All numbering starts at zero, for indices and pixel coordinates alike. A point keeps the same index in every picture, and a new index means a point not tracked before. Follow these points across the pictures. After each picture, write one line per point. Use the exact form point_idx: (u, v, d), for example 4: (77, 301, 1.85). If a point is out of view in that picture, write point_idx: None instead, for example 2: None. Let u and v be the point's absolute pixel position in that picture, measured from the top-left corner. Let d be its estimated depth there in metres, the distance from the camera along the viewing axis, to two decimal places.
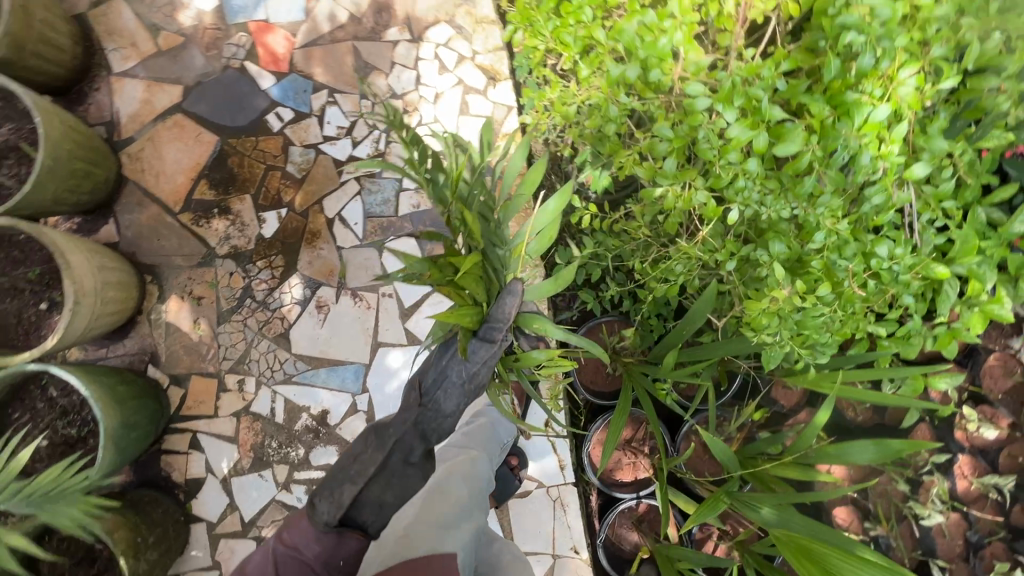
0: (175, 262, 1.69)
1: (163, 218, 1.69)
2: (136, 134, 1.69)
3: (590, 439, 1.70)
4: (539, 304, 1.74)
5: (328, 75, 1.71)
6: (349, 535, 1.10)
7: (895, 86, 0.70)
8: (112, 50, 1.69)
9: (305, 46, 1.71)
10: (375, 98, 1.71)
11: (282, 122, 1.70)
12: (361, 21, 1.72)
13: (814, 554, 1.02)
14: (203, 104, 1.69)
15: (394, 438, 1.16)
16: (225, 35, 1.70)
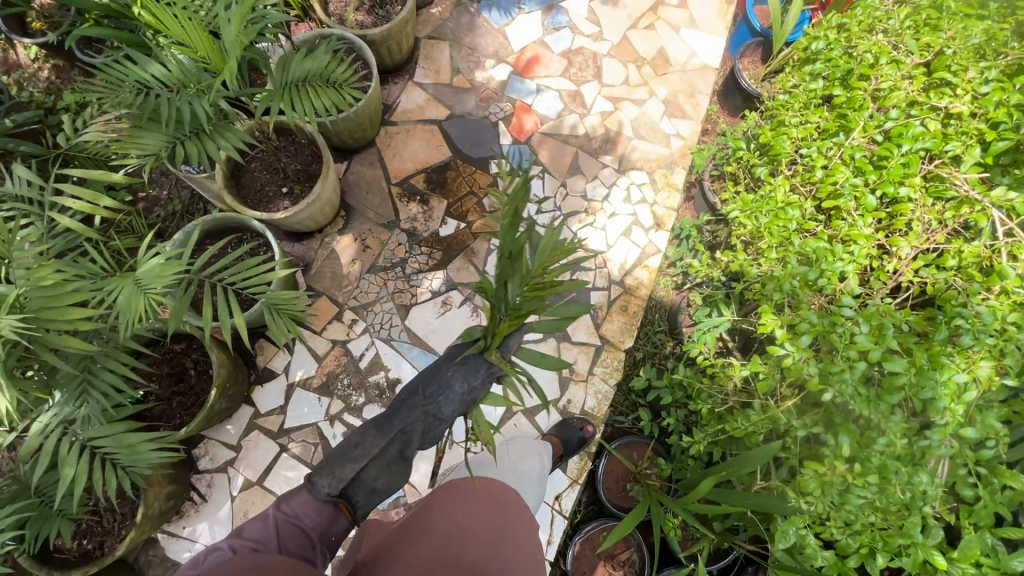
0: (367, 214, 2.11)
1: (380, 182, 2.15)
2: (400, 122, 2.22)
3: (586, 530, 1.84)
4: (603, 401, 2.02)
5: (547, 160, 2.23)
6: (340, 510, 1.13)
7: (975, 367, 1.00)
8: (421, 67, 2.30)
9: (544, 134, 2.26)
10: (569, 190, 2.20)
11: (499, 170, 2.20)
12: (589, 141, 2.27)
13: None
14: (456, 130, 2.24)
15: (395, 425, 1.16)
16: (498, 99, 2.29)
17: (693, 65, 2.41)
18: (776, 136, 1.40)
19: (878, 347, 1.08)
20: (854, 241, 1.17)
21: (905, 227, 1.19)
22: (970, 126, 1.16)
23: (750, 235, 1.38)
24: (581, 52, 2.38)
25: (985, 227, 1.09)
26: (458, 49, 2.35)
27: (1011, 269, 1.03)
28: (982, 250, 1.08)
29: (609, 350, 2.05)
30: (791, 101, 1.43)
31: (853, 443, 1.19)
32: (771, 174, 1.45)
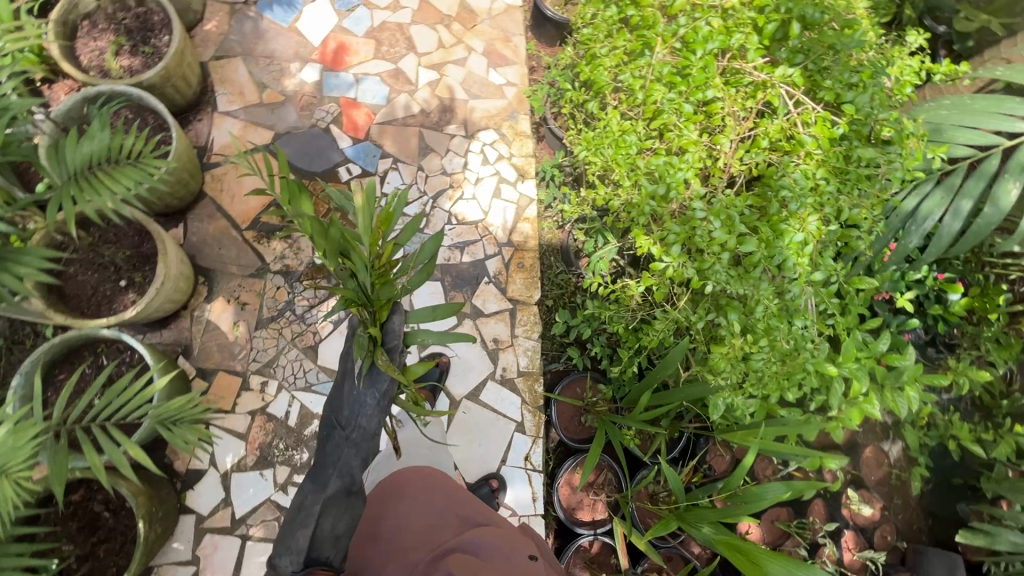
0: (229, 270, 1.94)
1: (230, 232, 1.97)
2: (223, 160, 2.01)
3: (567, 466, 1.98)
4: (534, 355, 2.11)
5: (394, 148, 2.16)
6: (317, 572, 1.06)
7: (806, 223, 1.19)
8: (221, 93, 2.07)
9: (381, 124, 2.17)
10: (428, 171, 2.15)
11: (350, 175, 2.09)
12: (429, 116, 2.21)
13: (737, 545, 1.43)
14: (287, 149, 2.07)
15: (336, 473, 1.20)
16: (319, 102, 2.14)
17: (497, 8, 2.40)
18: (594, 69, 1.46)
19: (732, 233, 1.23)
20: (687, 148, 1.28)
21: (721, 124, 1.31)
22: (744, 15, 1.29)
23: (601, 169, 1.47)
24: (384, 26, 2.27)
25: (779, 103, 1.25)
26: (253, 61, 2.13)
27: (807, 135, 1.21)
28: (785, 123, 1.24)
29: (522, 307, 2.13)
30: (595, 30, 1.49)
31: (740, 317, 1.37)
32: (601, 105, 1.53)
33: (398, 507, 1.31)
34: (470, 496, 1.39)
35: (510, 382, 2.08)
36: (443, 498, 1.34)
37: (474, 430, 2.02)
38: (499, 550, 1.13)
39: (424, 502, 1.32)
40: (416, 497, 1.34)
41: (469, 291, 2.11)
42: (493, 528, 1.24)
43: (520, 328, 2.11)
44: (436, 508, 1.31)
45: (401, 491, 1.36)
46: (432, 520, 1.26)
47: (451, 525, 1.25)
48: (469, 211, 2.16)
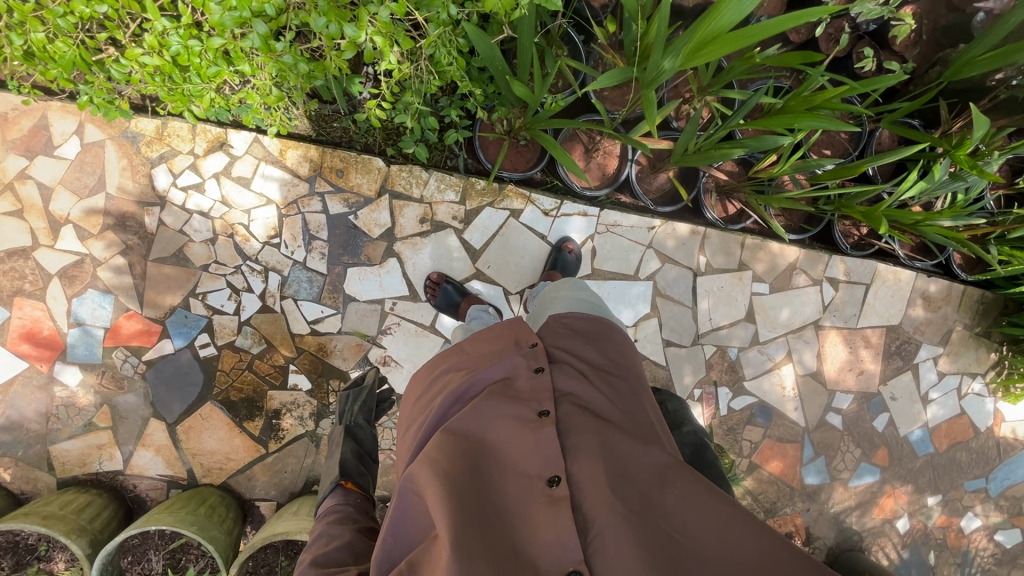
0: (311, 462, 1.96)
1: (269, 462, 1.94)
2: (186, 466, 1.90)
3: (564, 170, 1.89)
4: (446, 178, 1.91)
5: (177, 291, 1.82)
6: (346, 486, 1.26)
7: None
8: (100, 464, 1.86)
9: (142, 302, 1.80)
10: (210, 259, 1.81)
11: (212, 343, 1.86)
12: (133, 244, 1.77)
13: (701, 44, 1.30)
14: (175, 403, 1.87)
15: (350, 441, 1.43)
16: (110, 368, 1.82)
17: None
18: (65, 48, 0.97)
19: None
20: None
21: None
22: None
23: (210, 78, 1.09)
24: None
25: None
26: (55, 432, 1.82)
27: None
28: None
29: (391, 182, 1.87)
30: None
31: None
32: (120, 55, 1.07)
33: (425, 381, 1.21)
34: (499, 329, 1.24)
35: (470, 212, 1.94)
36: (467, 350, 1.21)
37: (510, 256, 1.99)
38: (512, 427, 1.00)
39: (450, 366, 1.19)
40: (441, 364, 1.22)
41: (365, 236, 1.89)
42: (509, 380, 1.10)
43: (415, 190, 1.89)
44: (455, 372, 1.17)
45: (435, 360, 1.27)
46: (446, 382, 1.15)
47: (458, 378, 1.12)
48: (267, 220, 1.82)
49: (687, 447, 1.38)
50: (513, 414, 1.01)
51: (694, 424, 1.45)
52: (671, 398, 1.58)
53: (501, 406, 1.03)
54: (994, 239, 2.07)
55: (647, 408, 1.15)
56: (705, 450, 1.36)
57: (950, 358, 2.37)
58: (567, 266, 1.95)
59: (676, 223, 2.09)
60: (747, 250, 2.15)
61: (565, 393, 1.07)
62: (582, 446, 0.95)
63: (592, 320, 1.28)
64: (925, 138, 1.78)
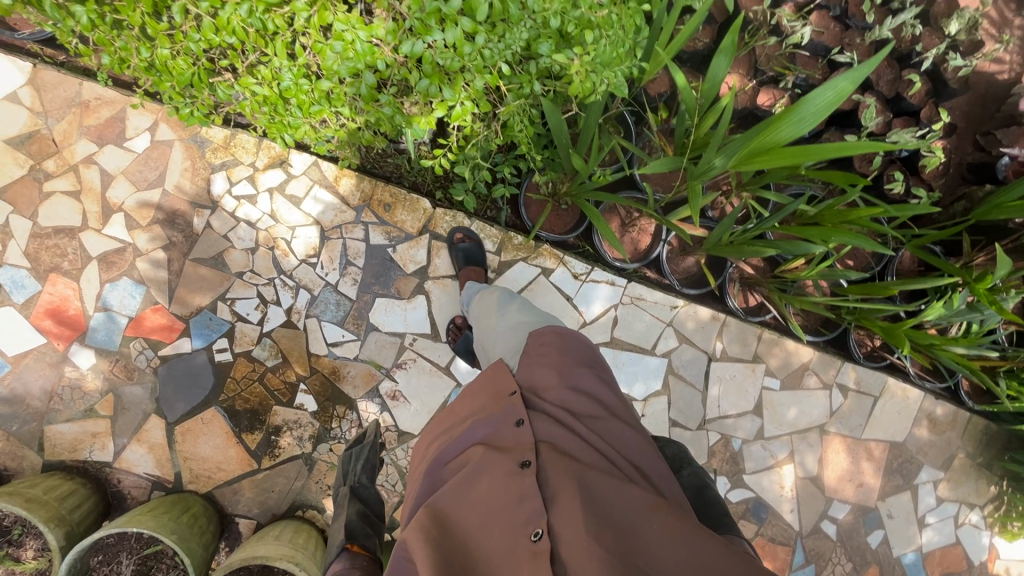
0: (300, 486, 1.93)
1: (258, 479, 1.92)
2: (175, 469, 1.87)
3: (600, 238, 1.96)
4: (486, 228, 1.98)
5: (207, 292, 1.84)
6: (353, 550, 1.26)
7: None
8: (91, 452, 1.83)
9: (171, 298, 1.83)
10: (246, 267, 1.85)
11: (228, 349, 1.87)
12: (176, 241, 1.82)
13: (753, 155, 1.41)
14: (179, 403, 1.86)
15: (355, 503, 1.44)
16: (125, 357, 1.83)
17: (32, 99, 1.72)
18: (185, 66, 1.04)
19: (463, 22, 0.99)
20: (327, 22, 0.93)
21: None
22: None
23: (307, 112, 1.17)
24: (35, 254, 1.76)
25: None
26: (55, 412, 1.81)
27: None
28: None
29: (434, 223, 1.94)
30: (116, 50, 1.04)
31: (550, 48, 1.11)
32: (233, 79, 1.15)
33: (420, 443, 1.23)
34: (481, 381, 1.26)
35: (504, 263, 1.99)
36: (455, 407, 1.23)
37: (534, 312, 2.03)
38: (494, 478, 1.01)
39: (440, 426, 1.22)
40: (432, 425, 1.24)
41: (399, 270, 1.93)
42: (494, 431, 1.12)
43: (455, 234, 1.96)
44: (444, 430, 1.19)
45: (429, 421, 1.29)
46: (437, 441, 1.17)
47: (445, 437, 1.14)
48: (308, 239, 1.88)
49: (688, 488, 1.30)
50: (495, 466, 1.03)
51: (694, 466, 1.36)
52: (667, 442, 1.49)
53: (485, 458, 1.05)
54: (1003, 373, 2.11)
55: (634, 442, 1.16)
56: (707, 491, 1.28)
57: (950, 484, 2.35)
58: (479, 259, 1.91)
59: (698, 306, 2.15)
60: (763, 343, 2.19)
61: (546, 438, 1.08)
62: (563, 493, 0.96)
63: (564, 343, 1.27)
64: (946, 265, 1.86)
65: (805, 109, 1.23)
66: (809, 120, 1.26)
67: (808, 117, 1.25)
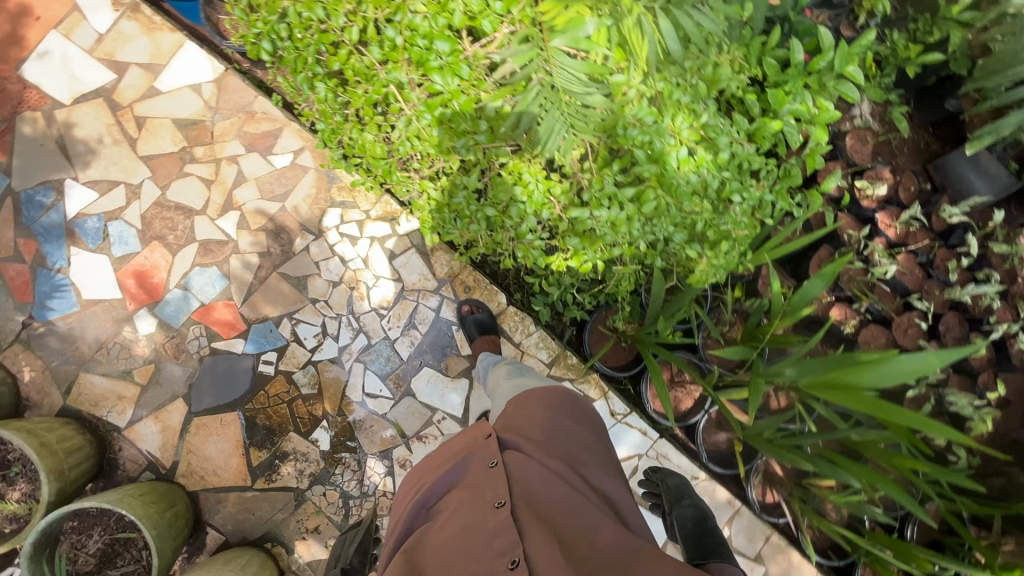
0: (279, 518, 1.92)
1: (245, 496, 1.92)
2: (176, 457, 1.90)
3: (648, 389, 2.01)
4: (547, 339, 2.04)
5: (279, 306, 1.94)
6: None
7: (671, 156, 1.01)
8: (108, 412, 1.88)
9: (246, 299, 1.92)
10: (322, 296, 1.95)
11: (273, 363, 1.93)
12: (273, 251, 1.93)
13: (828, 385, 1.48)
14: (207, 397, 1.91)
15: None
16: (181, 337, 1.90)
17: (211, 94, 1.90)
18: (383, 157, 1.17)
19: (626, 210, 1.08)
20: (519, 172, 1.07)
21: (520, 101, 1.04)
22: None
23: None
24: (149, 219, 1.89)
25: (563, 78, 0.95)
26: (96, 363, 1.87)
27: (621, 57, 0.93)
28: (578, 92, 0.96)
29: (502, 318, 2.01)
30: (331, 121, 1.19)
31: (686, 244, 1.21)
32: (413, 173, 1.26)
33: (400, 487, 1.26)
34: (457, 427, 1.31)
35: (552, 376, 2.02)
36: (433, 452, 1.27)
37: None
38: (470, 513, 1.04)
39: (418, 472, 1.25)
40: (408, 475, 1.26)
41: (455, 348, 2.00)
42: (471, 470, 1.15)
43: (517, 334, 2.02)
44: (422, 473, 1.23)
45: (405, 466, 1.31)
46: (417, 484, 1.20)
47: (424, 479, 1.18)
48: (385, 292, 1.97)
49: (689, 518, 1.65)
50: (471, 504, 1.06)
51: (693, 500, 1.75)
52: (675, 475, 1.89)
53: (464, 498, 1.08)
54: None
55: (605, 483, 1.22)
56: (705, 521, 1.64)
57: None
58: (492, 329, 1.96)
59: (718, 485, 2.13)
60: (768, 546, 2.15)
61: (520, 477, 1.11)
62: (538, 530, 1.00)
63: (535, 391, 1.35)
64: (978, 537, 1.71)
65: (887, 367, 1.33)
66: (886, 378, 1.34)
67: (887, 375, 1.33)
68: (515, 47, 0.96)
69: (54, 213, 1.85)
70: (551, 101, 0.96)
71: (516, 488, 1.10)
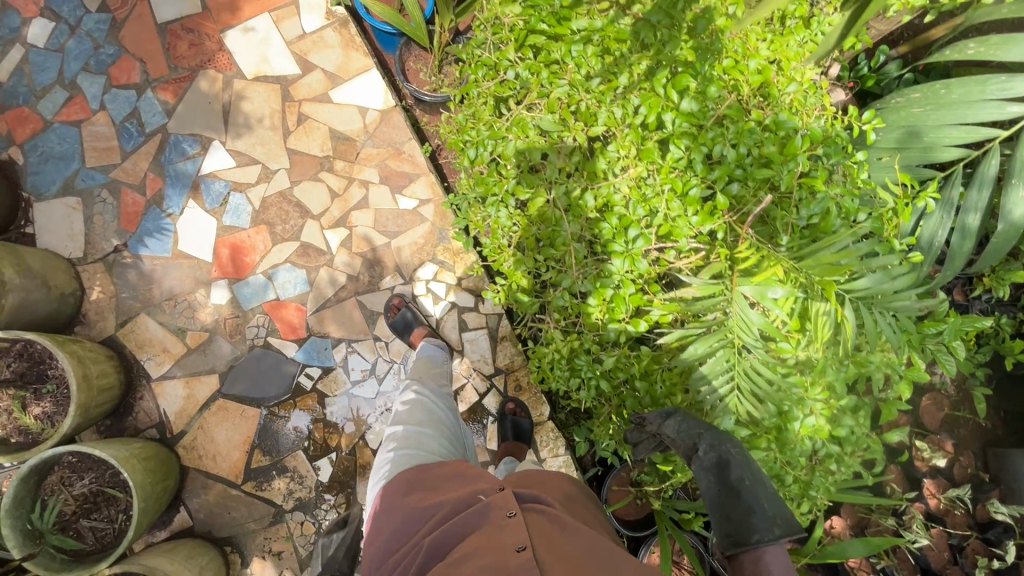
0: (249, 527, 1.90)
1: (229, 493, 1.90)
2: (186, 427, 1.91)
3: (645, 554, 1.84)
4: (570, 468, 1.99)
5: (342, 329, 1.97)
6: None
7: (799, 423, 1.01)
8: (147, 359, 1.91)
9: (316, 311, 1.96)
10: (385, 337, 1.98)
11: (313, 379, 1.95)
12: (360, 278, 1.98)
13: None
14: (240, 383, 1.93)
15: None
16: (244, 319, 1.94)
17: (372, 121, 2.00)
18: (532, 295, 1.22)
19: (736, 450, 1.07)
20: (651, 370, 1.12)
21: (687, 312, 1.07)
22: (659, 183, 1.03)
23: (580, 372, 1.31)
24: (267, 204, 1.96)
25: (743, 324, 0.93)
26: (159, 310, 1.92)
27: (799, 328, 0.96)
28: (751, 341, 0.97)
29: (538, 429, 1.97)
30: (495, 241, 1.23)
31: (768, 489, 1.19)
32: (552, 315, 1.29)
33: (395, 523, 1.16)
34: (463, 475, 1.24)
35: None
36: (436, 492, 1.19)
37: None
38: (488, 555, 0.96)
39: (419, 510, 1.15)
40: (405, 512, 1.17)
41: (481, 438, 1.98)
42: (486, 515, 1.07)
43: (543, 451, 1.97)
44: (426, 512, 1.14)
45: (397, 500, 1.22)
46: (423, 527, 1.11)
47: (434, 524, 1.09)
48: None
49: (709, 479, 0.97)
50: (492, 549, 0.97)
51: (712, 434, 0.98)
52: (676, 412, 1.03)
53: (482, 544, 0.99)
54: None
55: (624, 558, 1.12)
56: (734, 476, 0.96)
57: None
58: (526, 439, 1.89)
59: None
60: None
61: (538, 529, 1.04)
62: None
63: (538, 472, 1.33)
64: None
65: None
66: None
67: None
68: (704, 276, 0.97)
69: (190, 164, 1.95)
70: (720, 339, 0.97)
71: (535, 537, 1.01)
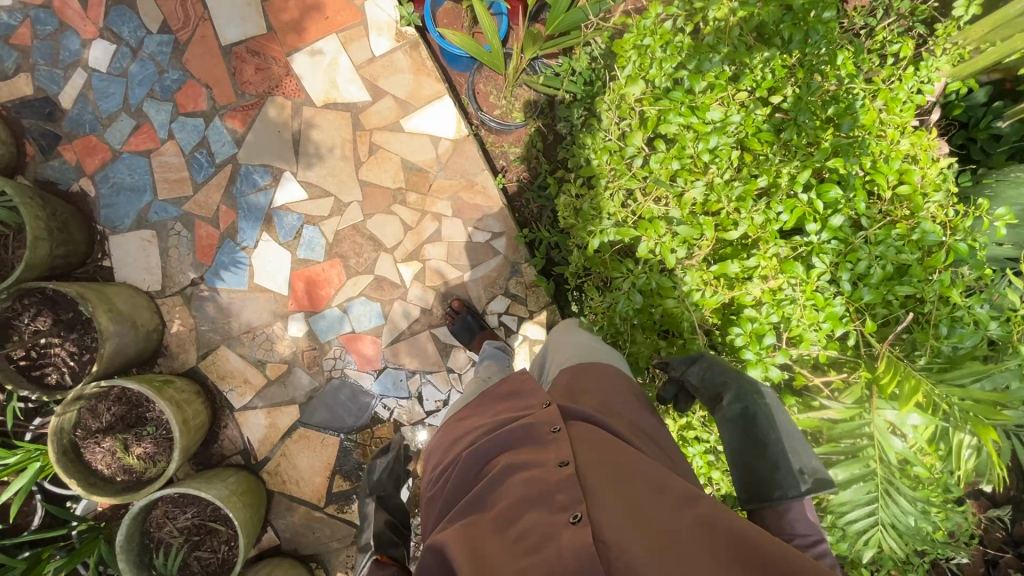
0: (333, 546, 2.00)
1: (313, 515, 1.99)
2: (269, 454, 1.98)
3: None
4: None
5: (417, 361, 2.00)
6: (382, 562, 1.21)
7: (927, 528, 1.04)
8: (229, 390, 1.95)
9: (391, 343, 1.99)
10: (458, 369, 2.01)
11: (389, 409, 2.00)
12: (434, 312, 2.00)
13: None
14: (320, 413, 1.99)
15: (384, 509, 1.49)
16: (321, 351, 1.97)
17: (445, 151, 1.96)
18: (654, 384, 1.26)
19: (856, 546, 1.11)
20: None
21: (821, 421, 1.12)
22: (800, 298, 1.02)
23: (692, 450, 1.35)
24: (341, 237, 1.95)
25: (885, 448, 0.96)
26: (239, 343, 1.95)
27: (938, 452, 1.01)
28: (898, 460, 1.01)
29: None
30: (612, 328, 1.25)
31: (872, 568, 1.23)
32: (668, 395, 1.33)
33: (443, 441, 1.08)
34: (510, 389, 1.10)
35: None
36: (482, 410, 1.07)
37: None
38: (523, 474, 0.84)
39: (467, 425, 1.06)
40: (454, 430, 1.08)
41: None
42: (529, 428, 0.93)
43: None
44: (471, 428, 1.04)
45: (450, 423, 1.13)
46: (464, 441, 1.01)
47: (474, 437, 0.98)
48: None
49: (735, 428, 0.95)
50: (531, 462, 0.86)
51: (737, 387, 0.99)
52: (709, 366, 1.05)
53: (520, 460, 0.87)
54: None
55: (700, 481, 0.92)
56: (760, 428, 0.93)
57: None
58: None
59: None
60: None
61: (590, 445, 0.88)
62: (611, 501, 0.77)
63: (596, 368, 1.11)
64: None
65: None
66: None
67: None
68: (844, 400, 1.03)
69: (262, 196, 1.92)
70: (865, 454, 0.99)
71: (582, 455, 0.86)
